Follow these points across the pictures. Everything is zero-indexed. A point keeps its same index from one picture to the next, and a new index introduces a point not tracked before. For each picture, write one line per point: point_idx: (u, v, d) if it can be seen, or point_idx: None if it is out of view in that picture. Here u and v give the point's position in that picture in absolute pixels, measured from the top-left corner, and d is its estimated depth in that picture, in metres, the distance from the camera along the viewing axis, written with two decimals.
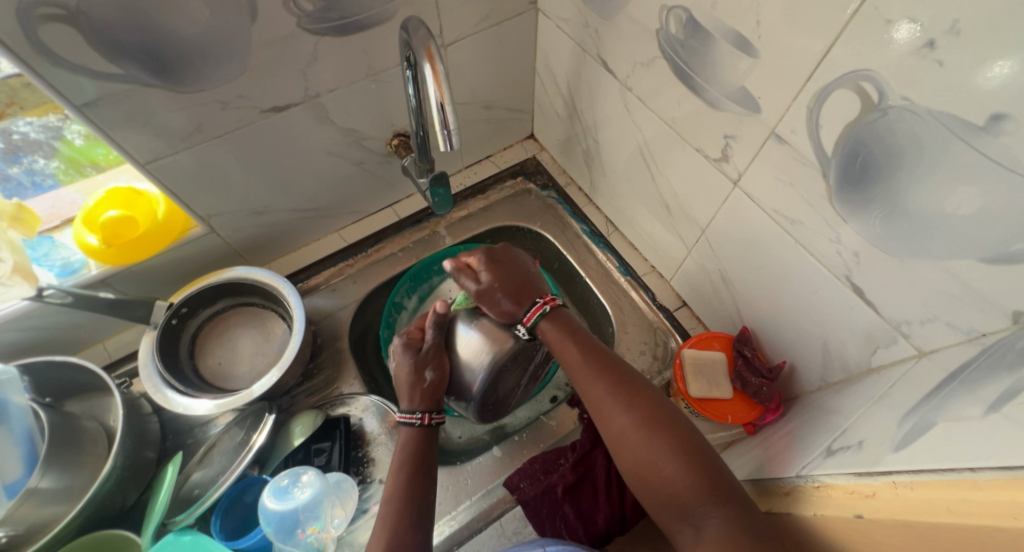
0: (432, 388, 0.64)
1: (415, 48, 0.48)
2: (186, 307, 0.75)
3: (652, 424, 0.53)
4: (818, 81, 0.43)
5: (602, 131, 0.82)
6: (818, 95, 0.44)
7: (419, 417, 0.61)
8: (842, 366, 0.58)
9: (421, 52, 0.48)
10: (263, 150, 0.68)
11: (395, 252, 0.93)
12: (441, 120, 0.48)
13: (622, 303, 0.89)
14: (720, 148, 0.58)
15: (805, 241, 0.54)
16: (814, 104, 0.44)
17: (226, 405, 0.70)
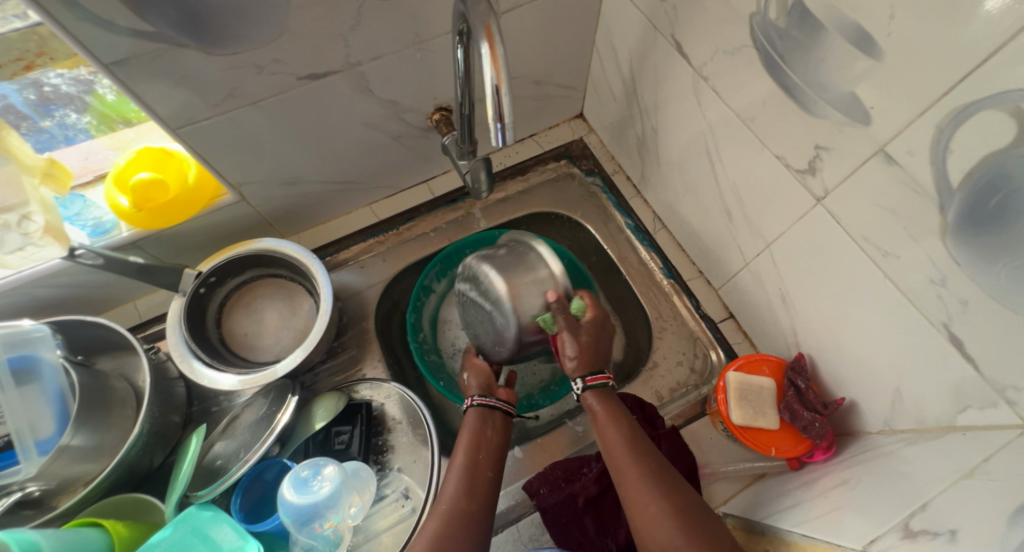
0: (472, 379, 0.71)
1: (474, 25, 0.42)
2: (214, 276, 0.72)
3: (677, 507, 0.53)
4: (960, 98, 0.36)
5: (663, 121, 0.75)
6: (958, 114, 0.36)
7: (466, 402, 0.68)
8: (918, 417, 0.52)
9: (479, 30, 0.42)
10: (299, 118, 0.63)
11: (426, 232, 0.88)
12: (495, 110, 0.42)
13: (663, 308, 0.83)
14: (808, 159, 0.50)
15: (898, 277, 0.47)
16: (949, 124, 0.37)
17: (251, 381, 0.67)
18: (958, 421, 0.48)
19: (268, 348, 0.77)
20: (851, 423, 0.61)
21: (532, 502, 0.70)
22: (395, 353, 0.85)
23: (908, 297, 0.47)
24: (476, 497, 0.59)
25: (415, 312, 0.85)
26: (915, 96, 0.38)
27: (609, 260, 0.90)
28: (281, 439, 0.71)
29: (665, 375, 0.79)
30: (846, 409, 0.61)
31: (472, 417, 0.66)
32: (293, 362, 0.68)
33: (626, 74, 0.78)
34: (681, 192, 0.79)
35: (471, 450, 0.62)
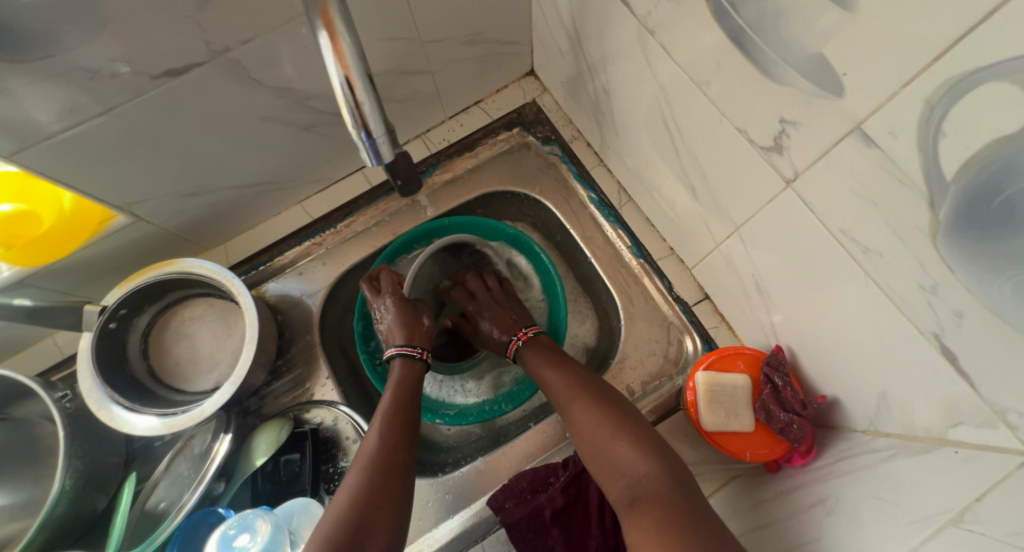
0: (417, 329, 0.70)
1: (307, 8, 0.35)
2: (125, 308, 0.65)
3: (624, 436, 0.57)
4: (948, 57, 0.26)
5: (614, 81, 0.64)
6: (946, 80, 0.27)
7: (420, 355, 0.67)
8: (905, 424, 0.45)
9: (311, 13, 0.34)
10: (174, 121, 0.54)
11: (368, 227, 0.80)
12: (353, 115, 0.38)
13: (632, 292, 0.75)
14: (771, 134, 0.41)
15: (883, 277, 0.39)
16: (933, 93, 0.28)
17: (177, 424, 0.61)
18: (951, 434, 0.41)
19: (201, 375, 0.70)
20: (835, 422, 0.54)
21: (497, 518, 0.66)
22: (348, 362, 0.79)
23: (893, 299, 0.39)
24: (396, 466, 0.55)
25: (363, 319, 0.77)
26: (890, 57, 0.29)
27: (573, 240, 0.82)
28: (226, 475, 0.67)
29: (635, 367, 0.73)
30: (829, 407, 0.55)
31: (399, 371, 0.65)
32: (220, 400, 0.61)
33: (568, 26, 0.66)
34: (643, 162, 0.69)
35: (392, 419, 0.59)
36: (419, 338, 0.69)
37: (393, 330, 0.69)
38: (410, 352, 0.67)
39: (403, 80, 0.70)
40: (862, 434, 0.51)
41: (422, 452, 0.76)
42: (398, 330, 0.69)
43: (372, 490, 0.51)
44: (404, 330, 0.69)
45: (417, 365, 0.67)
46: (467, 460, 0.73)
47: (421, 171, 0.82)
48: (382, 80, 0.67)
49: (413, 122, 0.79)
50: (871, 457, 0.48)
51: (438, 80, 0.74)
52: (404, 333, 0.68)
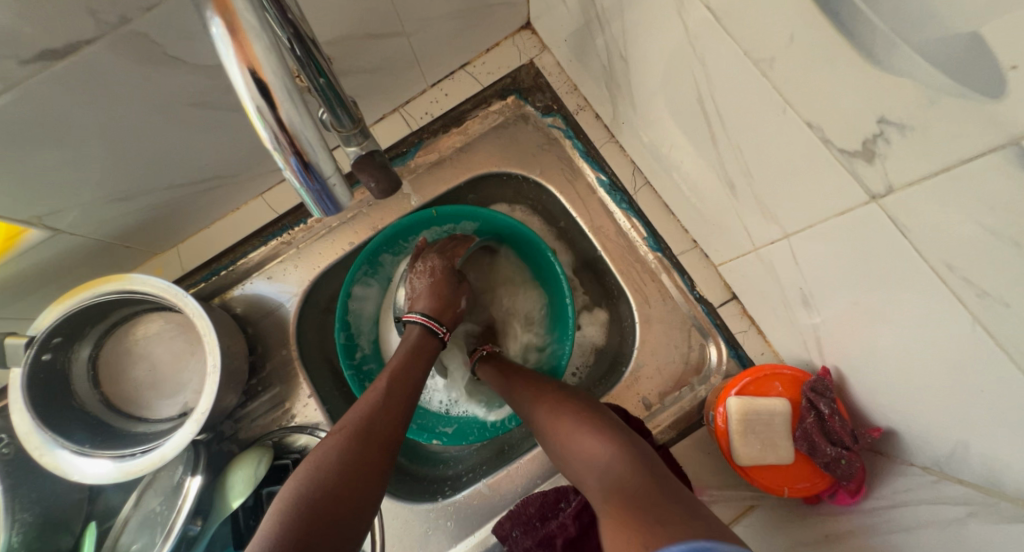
0: (445, 307, 0.66)
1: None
2: (59, 335, 0.55)
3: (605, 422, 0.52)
4: None
5: (632, 43, 0.52)
6: None
7: (444, 334, 0.64)
8: (989, 481, 0.37)
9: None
10: (74, 115, 0.43)
11: (344, 220, 0.70)
12: (278, 143, 0.23)
13: (648, 290, 0.67)
14: (858, 135, 0.30)
15: (1001, 329, 0.30)
16: None
17: (134, 470, 0.53)
18: None
19: (163, 401, 0.62)
20: (888, 458, 0.47)
21: (505, 547, 0.60)
22: (333, 374, 0.72)
23: (1009, 354, 0.30)
24: (379, 442, 0.50)
25: (345, 329, 0.69)
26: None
27: (579, 227, 0.73)
28: (202, 512, 0.59)
29: (652, 377, 0.66)
30: (882, 441, 0.48)
31: (414, 340, 0.62)
32: (181, 442, 0.53)
33: None
34: (663, 142, 0.58)
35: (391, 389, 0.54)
36: (447, 317, 0.66)
37: (425, 296, 0.67)
38: (434, 328, 0.64)
39: (372, 46, 0.57)
40: (920, 471, 0.44)
41: (421, 467, 0.71)
42: (429, 299, 0.66)
43: (347, 461, 0.47)
44: (436, 301, 0.66)
45: (434, 343, 0.63)
46: (468, 479, 0.68)
47: (402, 153, 0.71)
48: (344, 47, 0.55)
49: (389, 94, 0.67)
50: (940, 511, 0.40)
51: (415, 43, 0.61)
52: (435, 304, 0.66)
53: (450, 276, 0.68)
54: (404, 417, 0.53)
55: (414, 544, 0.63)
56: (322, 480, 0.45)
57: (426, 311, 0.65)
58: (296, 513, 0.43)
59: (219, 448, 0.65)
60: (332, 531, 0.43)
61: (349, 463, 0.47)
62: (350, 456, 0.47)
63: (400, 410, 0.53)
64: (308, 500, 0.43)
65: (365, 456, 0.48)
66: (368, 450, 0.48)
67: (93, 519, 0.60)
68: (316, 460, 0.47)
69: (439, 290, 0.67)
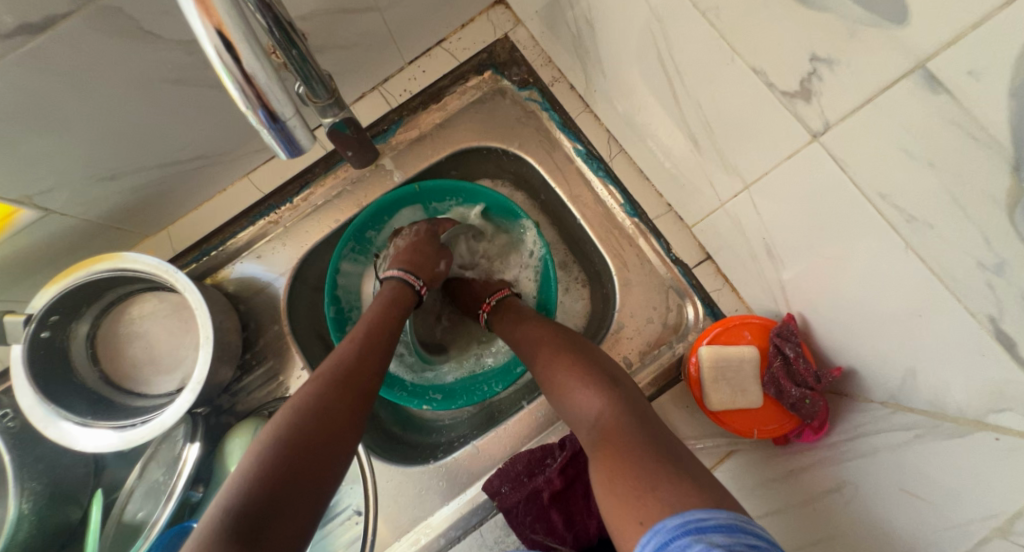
0: (422, 266, 0.69)
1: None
2: (56, 313, 0.57)
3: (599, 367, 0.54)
4: None
5: (597, 10, 0.54)
6: None
7: (419, 282, 0.66)
8: (934, 404, 0.40)
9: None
10: (57, 91, 0.45)
11: (330, 198, 0.72)
12: (245, 95, 0.25)
13: (627, 255, 0.69)
14: (796, 76, 0.32)
15: (931, 252, 0.32)
16: None
17: (134, 439, 0.55)
18: (992, 419, 0.35)
19: (161, 376, 0.64)
20: (851, 398, 0.49)
21: (494, 503, 0.63)
22: (325, 348, 0.74)
23: (940, 276, 0.32)
24: (360, 387, 0.50)
25: (334, 303, 0.71)
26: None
27: (558, 198, 0.75)
28: (203, 479, 0.62)
29: (633, 337, 0.68)
30: (844, 381, 0.50)
31: (389, 292, 0.64)
32: (179, 410, 0.55)
33: None
34: (633, 107, 0.59)
35: (369, 343, 0.55)
36: (424, 274, 0.68)
37: (406, 253, 0.69)
38: (408, 280, 0.66)
39: (347, 21, 0.59)
40: (880, 406, 0.46)
41: (414, 435, 0.73)
42: (410, 254, 0.69)
43: (330, 407, 0.46)
44: (416, 257, 0.68)
45: (409, 294, 0.65)
46: (460, 443, 0.70)
47: (383, 130, 0.73)
48: (318, 22, 0.57)
49: (368, 71, 0.68)
50: (892, 437, 0.43)
51: (389, 18, 0.62)
52: (413, 259, 0.68)
53: (432, 239, 0.71)
54: (379, 367, 0.54)
55: (408, 505, 0.66)
56: (302, 422, 0.45)
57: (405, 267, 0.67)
58: (275, 451, 0.42)
59: (218, 420, 0.67)
60: (311, 466, 0.43)
61: (326, 405, 0.46)
62: (326, 402, 0.47)
63: (375, 361, 0.54)
64: (285, 439, 0.43)
65: (345, 398, 0.48)
66: (345, 397, 0.48)
67: (98, 491, 0.62)
68: (294, 406, 0.46)
69: (417, 249, 0.69)
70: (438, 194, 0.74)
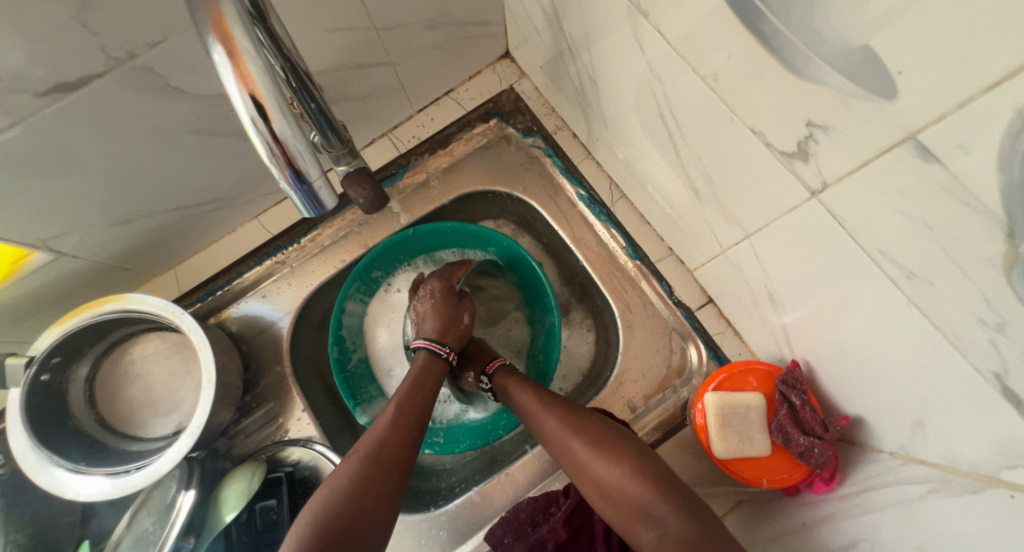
0: (452, 327, 0.66)
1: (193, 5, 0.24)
2: (58, 356, 0.57)
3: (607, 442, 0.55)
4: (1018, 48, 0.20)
5: (599, 67, 0.56)
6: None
7: (447, 351, 0.63)
8: (945, 457, 0.39)
9: (200, 23, 0.24)
10: (80, 142, 0.46)
11: (335, 239, 0.73)
12: (272, 156, 0.26)
13: (630, 297, 0.70)
14: (793, 138, 0.34)
15: (932, 308, 0.33)
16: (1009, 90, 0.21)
17: (127, 486, 0.54)
18: (1004, 475, 0.35)
19: (159, 419, 0.63)
20: (861, 447, 0.49)
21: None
22: (326, 389, 0.74)
23: (942, 330, 0.33)
24: (393, 465, 0.52)
25: (338, 343, 0.71)
26: (948, 54, 0.23)
27: (561, 240, 0.76)
28: (195, 529, 0.60)
29: (637, 381, 0.68)
30: (852, 429, 0.49)
31: (420, 363, 0.63)
32: (178, 455, 0.55)
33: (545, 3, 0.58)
34: (636, 156, 0.61)
35: (402, 420, 0.55)
36: (452, 336, 0.66)
37: (431, 317, 0.66)
38: (438, 350, 0.63)
39: (361, 75, 0.61)
40: (890, 456, 0.45)
41: (416, 479, 0.72)
42: (435, 319, 0.66)
43: (363, 496, 0.48)
44: (440, 321, 0.65)
45: (440, 365, 0.63)
46: (461, 488, 0.69)
47: (391, 174, 0.75)
48: (334, 76, 0.59)
49: (378, 118, 0.71)
50: (906, 491, 0.42)
51: (401, 72, 0.65)
52: (440, 324, 0.65)
53: (450, 295, 0.68)
54: (414, 445, 0.55)
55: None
56: (334, 509, 0.47)
57: (432, 334, 0.65)
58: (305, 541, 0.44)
59: (213, 465, 0.66)
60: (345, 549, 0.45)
61: (360, 492, 0.48)
62: (362, 483, 0.49)
63: (410, 437, 0.55)
64: (320, 526, 0.45)
65: (375, 482, 0.50)
66: (377, 478, 0.50)
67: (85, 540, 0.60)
68: (328, 490, 0.48)
69: (443, 309, 0.67)
70: (464, 239, 0.76)
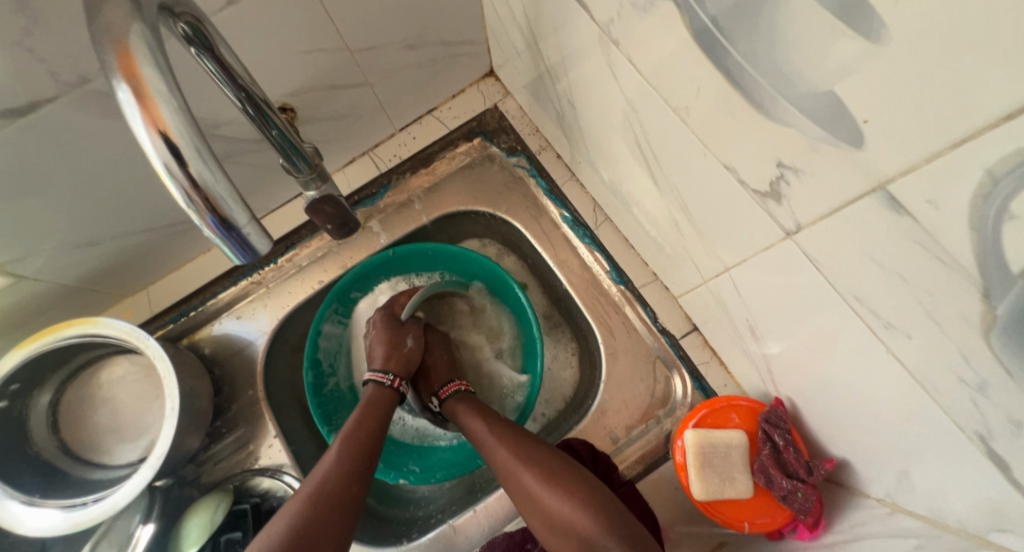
0: (399, 354, 0.66)
1: (97, 47, 0.23)
2: (17, 382, 0.56)
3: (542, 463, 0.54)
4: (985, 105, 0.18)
5: (577, 90, 0.55)
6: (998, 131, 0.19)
7: (389, 378, 0.63)
8: (933, 512, 0.37)
9: (106, 67, 0.23)
10: (35, 168, 0.45)
11: (313, 259, 0.72)
12: (190, 200, 0.23)
13: (613, 323, 0.68)
14: (765, 177, 0.32)
15: (911, 361, 0.30)
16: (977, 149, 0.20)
17: (80, 521, 0.52)
18: (994, 537, 0.32)
19: (124, 445, 0.62)
20: (848, 490, 0.46)
21: None
22: (301, 413, 0.72)
23: (922, 383, 0.31)
24: (340, 504, 0.50)
25: (314, 369, 0.69)
26: (913, 107, 0.21)
27: (544, 262, 0.74)
28: None
29: (619, 410, 0.66)
30: (838, 471, 0.47)
31: (366, 397, 0.62)
32: (134, 489, 0.53)
33: (523, 24, 0.56)
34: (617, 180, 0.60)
35: (350, 453, 0.54)
36: (396, 362, 0.66)
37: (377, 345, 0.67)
38: (380, 379, 0.64)
39: (336, 95, 0.60)
40: (876, 503, 0.43)
41: (392, 508, 0.70)
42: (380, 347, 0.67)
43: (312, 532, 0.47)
44: (384, 348, 0.66)
45: (385, 393, 0.63)
46: (437, 520, 0.66)
47: (371, 194, 0.73)
48: (307, 98, 0.58)
49: (357, 137, 0.69)
50: (892, 543, 0.40)
51: (379, 92, 0.64)
52: (384, 351, 0.66)
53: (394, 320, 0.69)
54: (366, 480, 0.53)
55: None
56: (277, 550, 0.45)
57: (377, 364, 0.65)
58: None
59: (179, 493, 0.64)
60: None
61: (307, 535, 0.47)
62: (313, 523, 0.47)
63: (358, 471, 0.53)
64: None
65: (324, 522, 0.48)
66: (322, 515, 0.48)
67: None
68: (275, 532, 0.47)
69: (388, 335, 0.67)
70: (448, 261, 0.74)
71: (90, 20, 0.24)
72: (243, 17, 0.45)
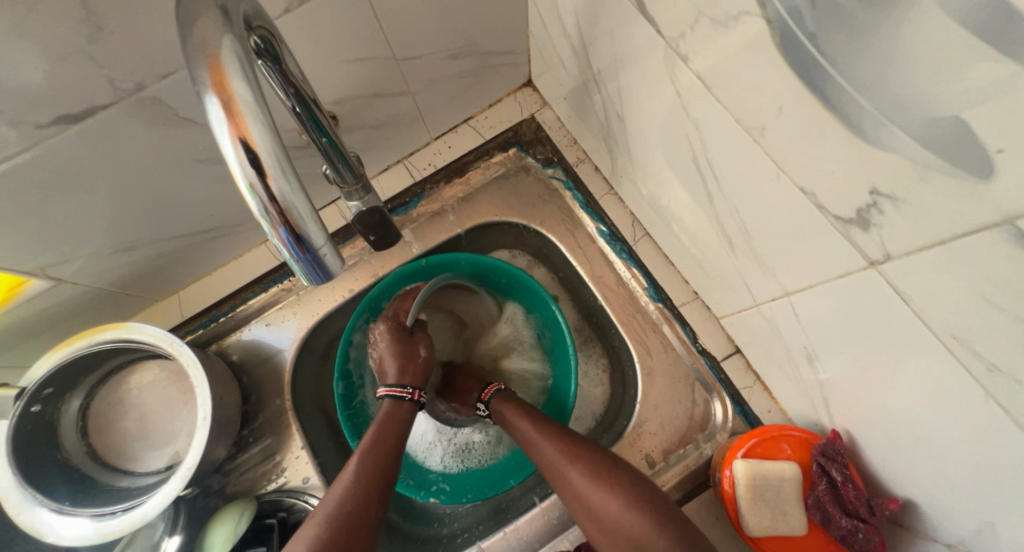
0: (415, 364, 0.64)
1: (187, 58, 0.22)
2: (50, 386, 0.55)
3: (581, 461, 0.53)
4: None
5: (627, 104, 0.53)
6: None
7: (410, 393, 0.61)
8: None
9: (196, 77, 0.22)
10: (82, 174, 0.44)
11: (345, 267, 0.70)
12: (268, 217, 0.22)
13: (650, 342, 0.66)
14: (852, 204, 0.30)
15: (1017, 407, 0.28)
16: None
17: (111, 532, 0.51)
18: None
19: (152, 453, 0.61)
20: (912, 532, 0.44)
21: None
22: (327, 424, 0.70)
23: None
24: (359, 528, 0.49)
25: (344, 379, 0.68)
26: None
27: (578, 277, 0.72)
28: None
29: (656, 433, 0.63)
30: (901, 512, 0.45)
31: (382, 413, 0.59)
32: (165, 499, 0.51)
33: (573, 36, 0.55)
34: (663, 197, 0.58)
35: (368, 470, 0.53)
36: (412, 373, 0.63)
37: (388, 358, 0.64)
38: (400, 394, 0.61)
39: (378, 104, 0.59)
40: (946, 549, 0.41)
41: (417, 525, 0.68)
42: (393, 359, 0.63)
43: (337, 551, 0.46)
44: (398, 361, 0.63)
45: (405, 408, 0.60)
46: (464, 541, 0.64)
47: (405, 203, 0.72)
48: (350, 106, 0.57)
49: (393, 145, 0.68)
50: None
51: (420, 100, 0.63)
52: (398, 364, 0.63)
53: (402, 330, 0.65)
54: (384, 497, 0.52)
55: None
56: None
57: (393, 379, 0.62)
58: None
59: (205, 503, 0.63)
60: None
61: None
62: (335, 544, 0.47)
63: (376, 489, 0.52)
64: None
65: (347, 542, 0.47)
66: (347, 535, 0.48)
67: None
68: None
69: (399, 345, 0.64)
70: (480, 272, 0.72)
71: (180, 29, 0.22)
72: (295, 25, 0.45)
